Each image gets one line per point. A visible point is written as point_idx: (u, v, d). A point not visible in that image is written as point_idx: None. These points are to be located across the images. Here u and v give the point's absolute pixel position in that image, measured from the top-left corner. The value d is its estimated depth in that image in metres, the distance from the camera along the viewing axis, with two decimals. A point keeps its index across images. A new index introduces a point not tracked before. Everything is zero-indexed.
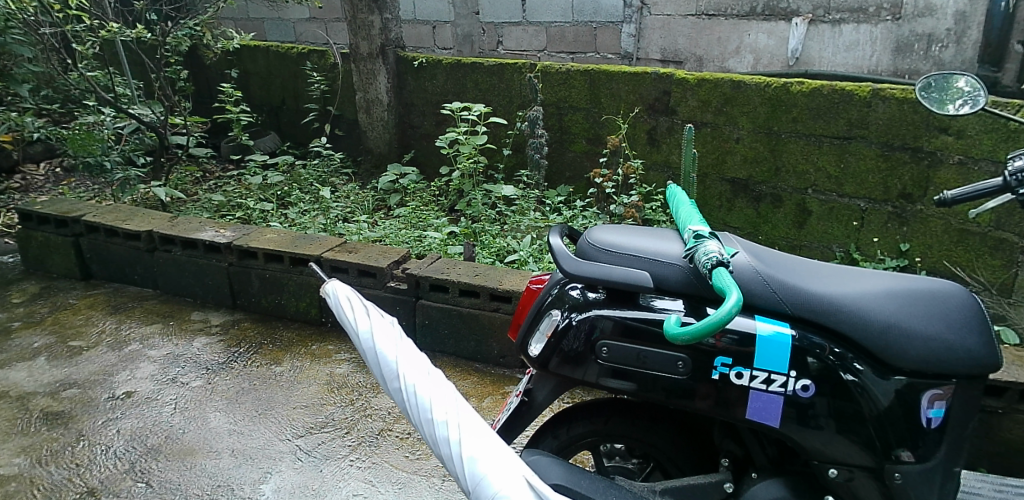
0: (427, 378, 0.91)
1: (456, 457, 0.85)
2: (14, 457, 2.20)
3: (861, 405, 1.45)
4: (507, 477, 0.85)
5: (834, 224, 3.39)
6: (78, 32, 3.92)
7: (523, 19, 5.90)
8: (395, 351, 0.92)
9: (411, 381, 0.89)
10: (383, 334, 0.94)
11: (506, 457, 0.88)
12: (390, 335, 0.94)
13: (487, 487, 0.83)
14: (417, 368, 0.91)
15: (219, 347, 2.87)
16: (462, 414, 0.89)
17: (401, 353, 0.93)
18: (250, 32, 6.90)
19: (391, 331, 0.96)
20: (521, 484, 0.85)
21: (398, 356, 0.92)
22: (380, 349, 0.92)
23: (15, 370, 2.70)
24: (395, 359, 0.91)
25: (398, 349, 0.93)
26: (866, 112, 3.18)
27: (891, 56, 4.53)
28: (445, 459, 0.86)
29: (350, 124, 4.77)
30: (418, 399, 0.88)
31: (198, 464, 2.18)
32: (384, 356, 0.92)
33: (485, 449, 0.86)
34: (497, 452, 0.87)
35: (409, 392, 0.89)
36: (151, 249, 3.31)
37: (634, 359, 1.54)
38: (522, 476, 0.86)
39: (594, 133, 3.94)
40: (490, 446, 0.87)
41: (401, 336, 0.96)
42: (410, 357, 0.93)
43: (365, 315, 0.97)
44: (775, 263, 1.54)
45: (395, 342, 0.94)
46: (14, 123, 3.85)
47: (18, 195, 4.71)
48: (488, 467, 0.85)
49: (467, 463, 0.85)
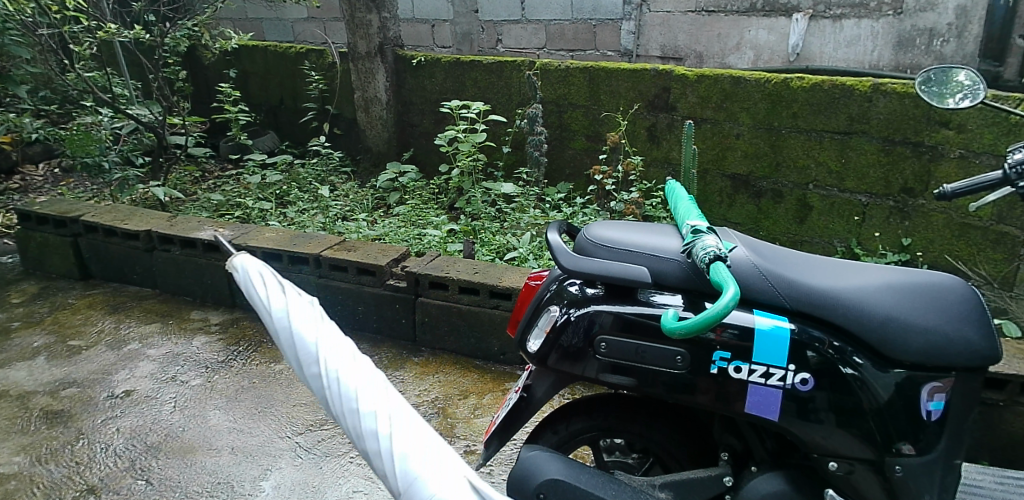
0: (351, 361, 0.67)
1: (380, 450, 0.63)
2: (14, 456, 2.20)
3: (861, 399, 1.44)
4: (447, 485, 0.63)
5: (835, 218, 3.37)
6: (76, 33, 3.92)
7: (523, 17, 5.89)
8: (316, 332, 0.68)
9: (332, 366, 0.66)
10: (303, 314, 0.69)
11: (449, 457, 0.66)
12: (310, 314, 0.69)
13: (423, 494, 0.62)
14: (343, 348, 0.68)
15: (219, 346, 2.87)
16: (393, 404, 0.66)
17: (322, 332, 0.68)
18: (249, 32, 6.92)
19: (306, 307, 0.71)
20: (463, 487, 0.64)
21: (315, 334, 0.67)
22: (294, 326, 0.67)
23: (15, 370, 2.71)
24: (314, 337, 0.67)
25: (314, 325, 0.69)
26: (867, 107, 3.17)
27: (893, 51, 4.51)
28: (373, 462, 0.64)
29: (350, 123, 4.77)
30: (338, 386, 0.65)
31: (198, 462, 2.18)
32: (300, 335, 0.67)
33: (423, 444, 0.65)
34: (437, 449, 0.66)
35: (329, 379, 0.65)
36: (149, 248, 3.31)
37: (633, 354, 1.54)
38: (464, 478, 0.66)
39: (594, 130, 3.93)
40: (426, 443, 0.66)
41: (320, 315, 0.71)
42: (333, 338, 0.69)
43: (280, 291, 0.71)
44: (774, 257, 1.53)
45: (310, 318, 0.69)
46: (13, 124, 3.86)
47: (18, 196, 4.73)
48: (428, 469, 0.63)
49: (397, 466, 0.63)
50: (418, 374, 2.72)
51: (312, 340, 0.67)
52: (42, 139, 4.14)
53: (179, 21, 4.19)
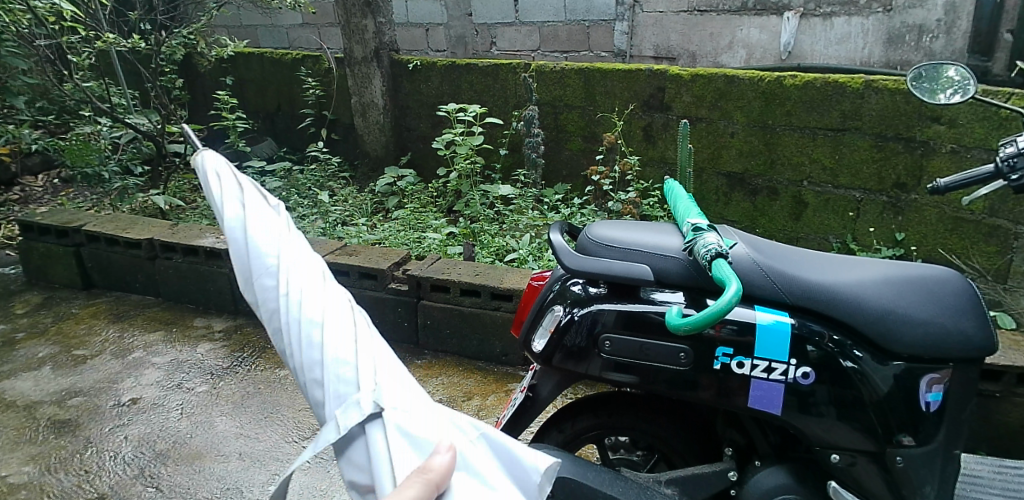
0: (320, 291, 0.65)
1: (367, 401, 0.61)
2: (24, 466, 2.21)
3: (862, 392, 1.47)
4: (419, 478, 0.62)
5: (831, 215, 3.41)
6: (73, 44, 3.94)
7: (517, 19, 5.93)
8: (274, 244, 0.63)
9: (298, 289, 0.63)
10: (259, 219, 0.64)
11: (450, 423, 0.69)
12: (278, 234, 0.65)
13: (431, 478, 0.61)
14: (304, 260, 0.65)
15: (223, 352, 2.88)
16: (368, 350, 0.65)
17: (281, 241, 0.64)
18: (244, 39, 6.96)
19: (269, 218, 0.65)
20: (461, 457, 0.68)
21: (274, 246, 0.63)
22: (245, 230, 0.63)
23: (21, 380, 2.71)
24: (274, 256, 0.63)
25: (282, 243, 0.64)
26: (860, 104, 3.20)
27: (883, 48, 4.55)
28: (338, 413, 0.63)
29: (347, 128, 4.79)
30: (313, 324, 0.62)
31: (206, 468, 2.19)
32: (255, 247, 0.62)
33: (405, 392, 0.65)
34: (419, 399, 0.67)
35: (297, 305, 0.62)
36: (152, 257, 3.31)
37: (638, 352, 1.56)
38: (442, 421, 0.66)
39: (590, 131, 3.97)
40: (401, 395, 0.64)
41: (281, 220, 0.67)
42: (296, 252, 0.65)
43: (235, 189, 0.66)
44: (775, 253, 1.55)
45: (276, 233, 0.64)
46: (12, 136, 3.87)
47: (18, 207, 4.74)
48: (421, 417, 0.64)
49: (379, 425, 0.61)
50: (421, 377, 2.74)
51: (268, 257, 0.63)
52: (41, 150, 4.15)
53: (175, 29, 4.21)
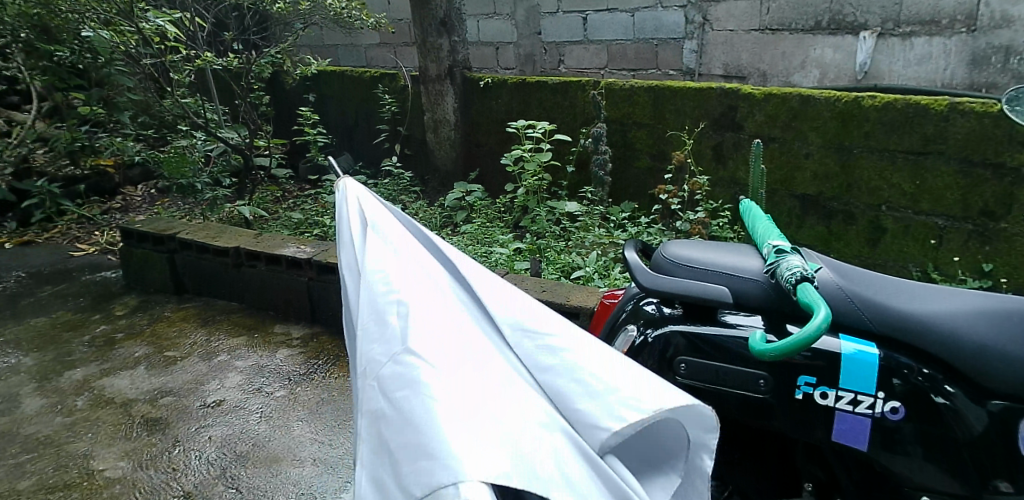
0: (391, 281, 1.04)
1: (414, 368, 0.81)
2: (119, 461, 2.33)
3: (953, 431, 1.39)
4: (502, 443, 0.69)
5: (910, 242, 3.28)
6: (176, 63, 4.21)
7: (585, 38, 6.03)
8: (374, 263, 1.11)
9: (378, 281, 1.05)
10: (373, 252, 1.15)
11: (631, 368, 0.87)
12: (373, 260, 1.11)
13: (455, 457, 0.65)
14: (384, 260, 1.11)
15: (300, 359, 2.97)
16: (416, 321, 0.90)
17: (377, 261, 1.11)
18: (324, 57, 7.28)
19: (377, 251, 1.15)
20: (571, 459, 0.71)
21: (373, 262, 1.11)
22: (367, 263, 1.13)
23: (119, 378, 2.88)
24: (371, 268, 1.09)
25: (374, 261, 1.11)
26: (943, 126, 3.08)
27: (967, 70, 4.32)
28: (376, 378, 0.84)
29: (419, 143, 4.90)
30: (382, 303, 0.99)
31: (284, 472, 2.26)
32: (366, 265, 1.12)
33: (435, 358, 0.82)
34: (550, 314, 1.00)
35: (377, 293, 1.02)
36: (237, 264, 3.46)
37: (714, 377, 1.53)
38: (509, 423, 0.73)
39: (659, 149, 3.95)
40: (444, 343, 0.86)
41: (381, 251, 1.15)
42: (382, 268, 1.08)
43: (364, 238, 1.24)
44: (861, 279, 1.49)
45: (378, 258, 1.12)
46: (119, 148, 4.32)
47: (119, 215, 5.10)
48: (504, 388, 0.80)
49: (418, 389, 0.76)
50: None
51: (372, 268, 1.10)
52: (143, 161, 4.58)
53: (265, 48, 4.42)
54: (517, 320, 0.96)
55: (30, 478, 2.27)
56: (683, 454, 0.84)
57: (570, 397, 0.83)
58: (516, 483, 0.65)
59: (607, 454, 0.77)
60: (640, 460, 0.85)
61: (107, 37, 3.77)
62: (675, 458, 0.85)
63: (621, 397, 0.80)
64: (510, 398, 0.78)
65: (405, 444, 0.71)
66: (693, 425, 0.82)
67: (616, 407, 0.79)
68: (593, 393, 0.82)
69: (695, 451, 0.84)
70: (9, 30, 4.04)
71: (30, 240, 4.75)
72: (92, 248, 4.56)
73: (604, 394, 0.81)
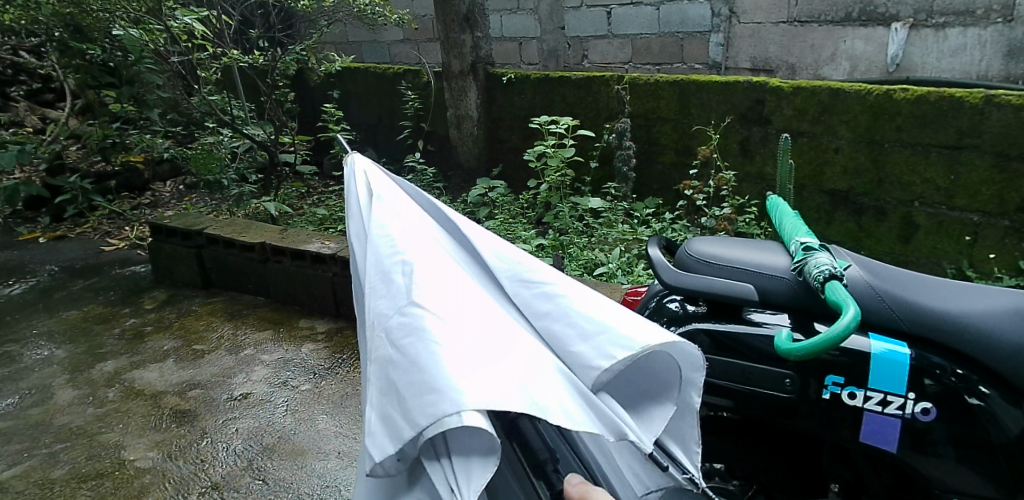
0: (396, 239, 1.08)
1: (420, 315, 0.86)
2: (149, 452, 2.38)
3: (988, 433, 1.34)
4: (503, 379, 0.76)
5: (943, 239, 3.19)
6: (203, 60, 4.27)
7: (609, 32, 5.99)
8: (381, 223, 1.16)
9: (385, 239, 1.09)
10: (380, 213, 1.19)
11: (622, 311, 0.96)
12: (380, 221, 1.16)
13: (461, 393, 0.72)
14: (391, 221, 1.15)
15: (325, 353, 3.00)
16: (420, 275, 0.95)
17: (384, 222, 1.15)
18: (349, 54, 7.33)
19: (383, 213, 1.19)
20: (565, 394, 0.80)
21: (381, 222, 1.16)
22: (374, 222, 1.17)
23: (148, 370, 2.94)
24: (379, 227, 1.14)
25: (382, 221, 1.16)
26: (979, 120, 3.00)
27: (1003, 61, 4.19)
28: (383, 329, 0.88)
29: (442, 139, 4.91)
30: (388, 258, 1.03)
31: (309, 464, 2.28)
32: (373, 225, 1.17)
33: (439, 308, 0.87)
34: (549, 269, 1.08)
35: (384, 251, 1.06)
36: (263, 260, 3.50)
37: (739, 376, 1.51)
38: (510, 368, 0.80)
39: (684, 144, 3.90)
40: (450, 298, 0.91)
41: (388, 212, 1.19)
42: (387, 228, 1.13)
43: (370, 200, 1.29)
44: (892, 276, 1.45)
45: (385, 218, 1.17)
46: (149, 145, 4.39)
47: (149, 210, 5.19)
48: (503, 338, 0.87)
49: (423, 336, 0.81)
50: None
51: (379, 227, 1.14)
52: (172, 157, 4.66)
53: (290, 45, 4.46)
54: (518, 276, 1.04)
55: (64, 468, 2.33)
56: (675, 388, 0.92)
57: (571, 346, 0.91)
58: (517, 410, 0.73)
59: (601, 392, 0.86)
60: (632, 394, 0.94)
61: (137, 35, 3.83)
62: (665, 392, 0.93)
63: (613, 338, 0.89)
64: (514, 344, 0.86)
65: (413, 383, 0.76)
66: (680, 362, 0.91)
67: (608, 348, 0.88)
68: (587, 337, 0.91)
69: (683, 386, 0.93)
70: (44, 28, 4.17)
71: (63, 235, 4.86)
72: (123, 243, 4.65)
73: (596, 342, 0.89)
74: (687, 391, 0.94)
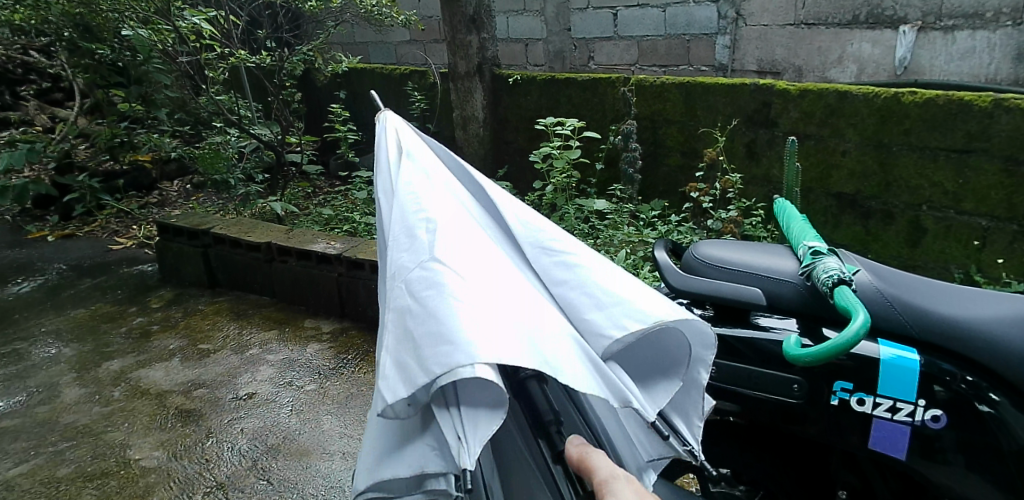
0: (418, 195, 1.09)
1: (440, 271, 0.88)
2: (154, 451, 2.39)
3: (999, 440, 1.32)
4: (514, 338, 0.79)
5: (951, 243, 3.18)
6: (211, 61, 4.28)
7: (615, 34, 5.98)
8: (406, 179, 1.17)
9: (408, 196, 1.11)
10: (405, 170, 1.20)
11: (636, 284, 0.97)
12: (404, 177, 1.17)
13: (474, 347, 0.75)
14: (417, 177, 1.16)
15: (330, 353, 3.01)
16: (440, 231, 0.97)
17: (409, 178, 1.16)
18: (356, 55, 7.35)
19: (407, 169, 1.20)
20: (576, 360, 0.82)
21: (405, 178, 1.17)
22: (399, 178, 1.18)
23: (154, 369, 2.94)
24: (403, 184, 1.15)
25: (407, 178, 1.17)
26: (988, 123, 2.98)
27: (1012, 64, 4.17)
28: (403, 280, 0.90)
29: (448, 140, 4.92)
30: (410, 213, 1.04)
31: (313, 465, 2.28)
32: (398, 181, 1.18)
33: (458, 265, 0.89)
34: (570, 238, 1.08)
35: (407, 205, 1.07)
36: (269, 259, 3.51)
37: (747, 381, 1.51)
38: (524, 327, 0.82)
39: (690, 146, 3.90)
40: (470, 254, 0.92)
41: (412, 168, 1.20)
42: (411, 185, 1.14)
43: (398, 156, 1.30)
44: (903, 281, 1.44)
45: (409, 175, 1.18)
46: (157, 144, 4.41)
47: (156, 209, 5.21)
48: (518, 298, 0.88)
49: (440, 290, 0.84)
50: None
51: (404, 183, 1.15)
52: (179, 156, 4.67)
53: (296, 46, 4.47)
54: (536, 239, 1.04)
55: (70, 465, 2.34)
56: (683, 366, 0.94)
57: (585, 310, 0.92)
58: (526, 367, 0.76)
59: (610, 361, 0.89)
60: (645, 366, 0.96)
61: (145, 35, 3.84)
62: (675, 366, 0.95)
63: (627, 309, 0.91)
64: (529, 304, 0.89)
65: (429, 334, 0.79)
66: (691, 339, 0.93)
67: (620, 317, 0.90)
68: (601, 305, 0.92)
69: (692, 363, 0.95)
70: (54, 28, 4.19)
71: (72, 233, 4.89)
72: (130, 241, 4.66)
73: (608, 309, 0.91)
74: (694, 368, 0.96)
